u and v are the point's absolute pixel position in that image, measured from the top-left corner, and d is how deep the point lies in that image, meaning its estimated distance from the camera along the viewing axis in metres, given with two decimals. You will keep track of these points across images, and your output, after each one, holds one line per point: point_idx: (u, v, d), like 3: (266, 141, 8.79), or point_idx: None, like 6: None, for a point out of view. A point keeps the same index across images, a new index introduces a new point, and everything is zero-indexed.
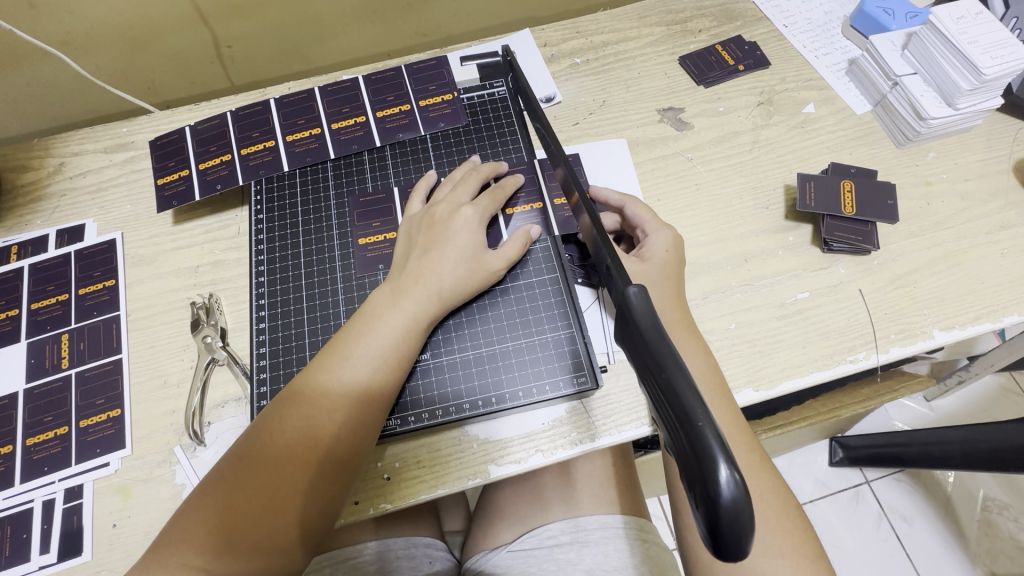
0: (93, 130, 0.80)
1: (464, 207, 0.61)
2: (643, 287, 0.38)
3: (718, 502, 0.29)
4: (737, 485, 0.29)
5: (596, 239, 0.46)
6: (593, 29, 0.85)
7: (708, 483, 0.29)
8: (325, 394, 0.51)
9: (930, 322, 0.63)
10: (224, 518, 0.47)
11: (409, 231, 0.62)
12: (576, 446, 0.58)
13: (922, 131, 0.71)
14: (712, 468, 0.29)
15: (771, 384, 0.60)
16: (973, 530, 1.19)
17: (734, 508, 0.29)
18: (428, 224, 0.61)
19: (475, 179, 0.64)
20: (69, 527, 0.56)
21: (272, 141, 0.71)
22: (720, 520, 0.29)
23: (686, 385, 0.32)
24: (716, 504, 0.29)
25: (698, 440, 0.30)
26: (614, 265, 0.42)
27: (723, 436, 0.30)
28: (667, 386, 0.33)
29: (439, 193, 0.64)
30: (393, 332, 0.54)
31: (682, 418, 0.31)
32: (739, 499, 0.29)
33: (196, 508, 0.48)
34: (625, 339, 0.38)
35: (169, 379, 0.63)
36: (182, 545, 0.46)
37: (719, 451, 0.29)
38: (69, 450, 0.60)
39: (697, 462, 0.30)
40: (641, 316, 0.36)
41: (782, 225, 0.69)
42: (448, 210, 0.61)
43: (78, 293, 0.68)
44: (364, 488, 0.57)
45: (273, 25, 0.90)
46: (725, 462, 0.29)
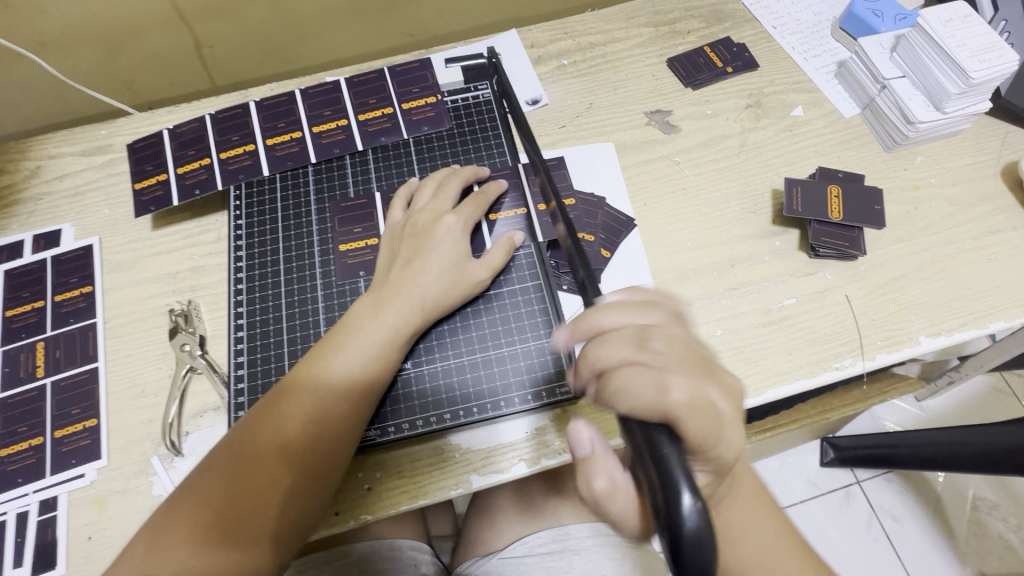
0: (70, 132, 0.79)
1: (446, 214, 0.60)
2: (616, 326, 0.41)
3: (682, 528, 0.31)
4: (699, 514, 0.32)
5: (571, 253, 0.49)
6: (581, 29, 0.84)
7: (674, 518, 0.32)
8: (301, 403, 0.50)
9: (916, 329, 0.63)
10: (189, 529, 0.45)
11: (391, 239, 0.61)
12: (560, 455, 0.57)
13: (910, 135, 0.70)
14: (677, 498, 0.32)
15: (757, 392, 0.60)
16: (962, 530, 1.20)
17: (697, 537, 0.31)
18: (410, 232, 0.60)
19: (458, 185, 0.63)
20: (44, 540, 0.55)
21: (252, 145, 0.69)
22: (684, 550, 0.31)
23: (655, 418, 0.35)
24: (681, 535, 0.31)
25: (666, 477, 0.33)
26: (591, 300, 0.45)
27: (687, 466, 0.33)
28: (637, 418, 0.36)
29: (421, 199, 0.63)
30: (371, 342, 0.53)
31: (650, 448, 0.34)
32: (702, 529, 0.32)
33: (162, 519, 0.46)
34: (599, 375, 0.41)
35: (147, 388, 0.62)
36: (143, 557, 0.45)
37: (682, 480, 0.32)
38: (44, 461, 0.59)
39: (662, 490, 0.33)
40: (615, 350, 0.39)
41: (769, 230, 0.69)
42: (430, 217, 0.60)
43: (55, 299, 0.67)
44: (345, 499, 0.56)
45: (255, 24, 0.88)
46: (688, 491, 0.32)
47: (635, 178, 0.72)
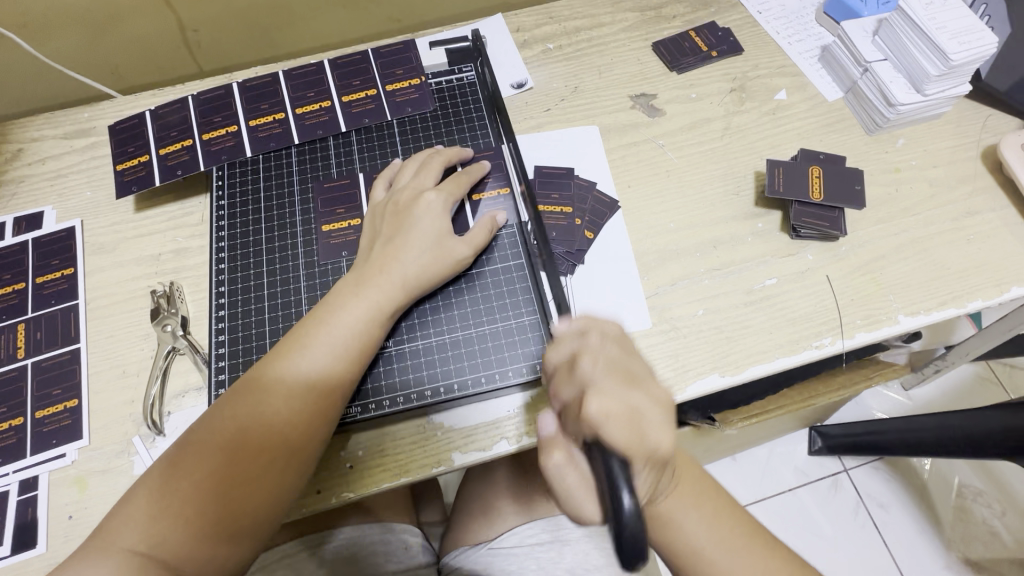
0: (52, 115, 0.78)
1: (427, 192, 0.60)
2: None
3: (620, 520, 0.35)
4: (635, 510, 0.35)
5: None
6: (567, 14, 0.84)
7: (615, 504, 0.35)
8: (281, 380, 0.50)
9: (895, 308, 0.63)
10: (168, 503, 0.46)
11: (373, 219, 0.61)
12: (541, 433, 0.57)
13: (891, 118, 0.71)
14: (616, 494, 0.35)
15: (737, 370, 0.60)
16: (947, 516, 1.21)
17: (631, 527, 0.34)
18: (391, 210, 0.60)
19: (440, 165, 0.63)
20: (24, 520, 0.55)
21: (235, 126, 0.69)
22: (622, 537, 0.34)
23: None
24: (620, 524, 0.35)
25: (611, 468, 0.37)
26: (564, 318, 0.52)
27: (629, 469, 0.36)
28: None
29: (403, 179, 0.63)
30: (352, 319, 0.53)
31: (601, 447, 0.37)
32: (636, 521, 0.35)
33: (141, 493, 0.47)
34: None
35: (128, 368, 0.62)
36: (122, 530, 0.45)
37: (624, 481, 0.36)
38: (24, 441, 0.59)
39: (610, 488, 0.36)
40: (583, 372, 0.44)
41: (752, 212, 0.69)
42: (411, 195, 0.60)
43: (36, 281, 0.67)
44: (327, 478, 0.56)
45: (240, 8, 0.88)
46: (627, 489, 0.35)
47: (620, 160, 0.73)
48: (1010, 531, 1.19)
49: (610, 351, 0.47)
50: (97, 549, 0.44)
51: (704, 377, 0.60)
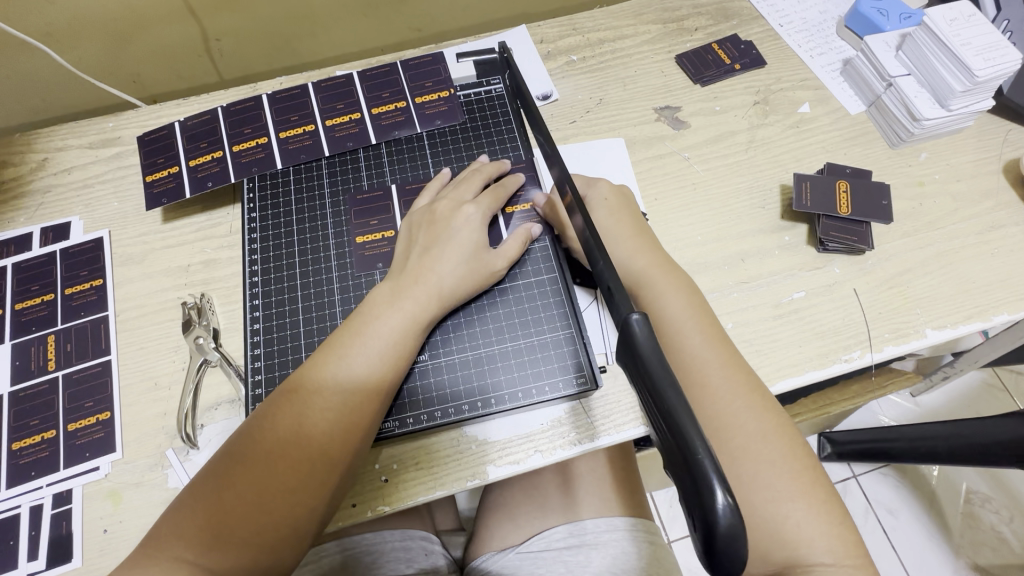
0: (77, 124, 0.78)
1: (465, 204, 0.61)
2: (645, 314, 0.36)
3: (714, 525, 0.28)
4: (733, 511, 0.29)
5: (586, 240, 0.45)
6: (590, 26, 0.85)
7: (706, 510, 0.29)
8: (322, 389, 0.51)
9: (922, 322, 0.64)
10: (214, 514, 0.46)
11: (409, 228, 0.61)
12: (575, 446, 0.58)
13: (915, 132, 0.72)
14: (709, 497, 0.29)
15: (767, 382, 0.61)
16: (957, 522, 1.22)
17: (731, 536, 0.28)
18: (429, 220, 0.60)
19: (478, 178, 0.64)
20: (58, 533, 0.55)
21: (265, 138, 0.69)
22: (717, 544, 0.29)
23: (687, 413, 0.31)
24: (713, 531, 0.29)
25: (695, 467, 0.30)
26: (617, 292, 0.39)
27: (719, 462, 0.30)
28: (667, 413, 0.32)
29: (441, 191, 0.64)
30: (390, 330, 0.54)
31: (679, 445, 0.31)
32: (735, 526, 0.29)
33: (186, 505, 0.47)
34: (625, 365, 0.36)
35: (160, 381, 0.62)
36: (170, 544, 0.45)
37: (716, 478, 0.29)
38: (57, 454, 0.59)
39: (695, 489, 0.29)
40: (643, 346, 0.35)
41: (778, 225, 0.70)
42: (449, 206, 0.61)
43: (65, 292, 0.67)
44: (363, 491, 0.56)
45: (264, 18, 0.88)
46: (722, 487, 0.29)
47: (646, 173, 0.73)
48: (1018, 537, 1.20)
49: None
50: (144, 557, 0.45)
51: None
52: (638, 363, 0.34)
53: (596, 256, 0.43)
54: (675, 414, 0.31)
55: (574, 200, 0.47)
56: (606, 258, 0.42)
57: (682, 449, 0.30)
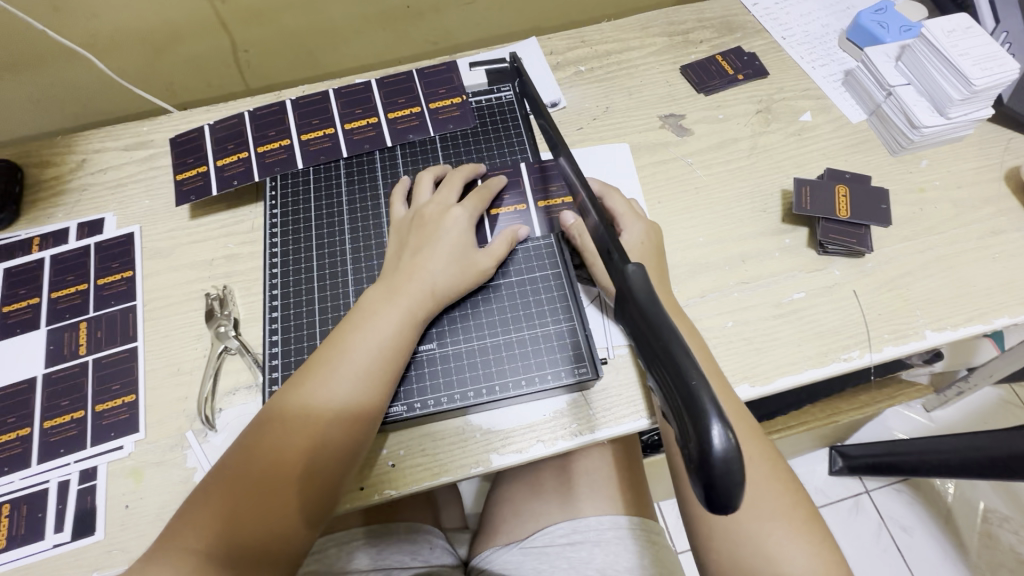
0: (113, 128, 0.83)
1: (452, 208, 0.64)
2: (642, 265, 0.37)
3: (710, 458, 0.27)
4: (731, 442, 0.27)
5: (601, 232, 0.44)
6: (598, 38, 0.88)
7: (701, 441, 0.28)
8: (325, 384, 0.53)
9: (922, 323, 0.65)
10: (226, 507, 0.48)
11: (398, 233, 0.64)
12: (576, 437, 0.59)
13: (915, 139, 0.73)
14: (705, 427, 0.28)
15: (767, 380, 0.62)
16: (973, 541, 1.19)
17: (728, 466, 0.27)
18: (418, 224, 0.63)
19: (460, 180, 0.67)
20: (84, 507, 0.58)
21: (288, 140, 0.73)
22: (716, 478, 0.27)
23: (683, 350, 0.31)
24: (710, 463, 0.27)
25: (692, 398, 0.29)
26: (615, 252, 0.40)
27: (718, 399, 0.29)
28: (663, 350, 0.31)
29: (423, 194, 0.66)
30: (389, 327, 0.56)
31: (675, 378, 0.30)
32: (732, 458, 0.27)
33: (198, 499, 0.49)
34: (623, 318, 0.36)
35: (183, 366, 0.65)
36: (186, 534, 0.47)
37: (714, 411, 0.28)
38: (84, 433, 0.62)
39: (691, 421, 0.28)
40: (638, 291, 0.35)
41: (779, 228, 0.71)
42: (436, 210, 0.64)
43: (97, 283, 0.71)
44: (371, 475, 0.58)
45: (290, 31, 0.93)
46: (717, 420, 0.28)
47: (650, 177, 0.76)
48: None
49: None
50: (168, 546, 0.47)
51: (735, 386, 0.62)
52: (633, 306, 0.35)
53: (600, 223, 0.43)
54: (669, 348, 0.31)
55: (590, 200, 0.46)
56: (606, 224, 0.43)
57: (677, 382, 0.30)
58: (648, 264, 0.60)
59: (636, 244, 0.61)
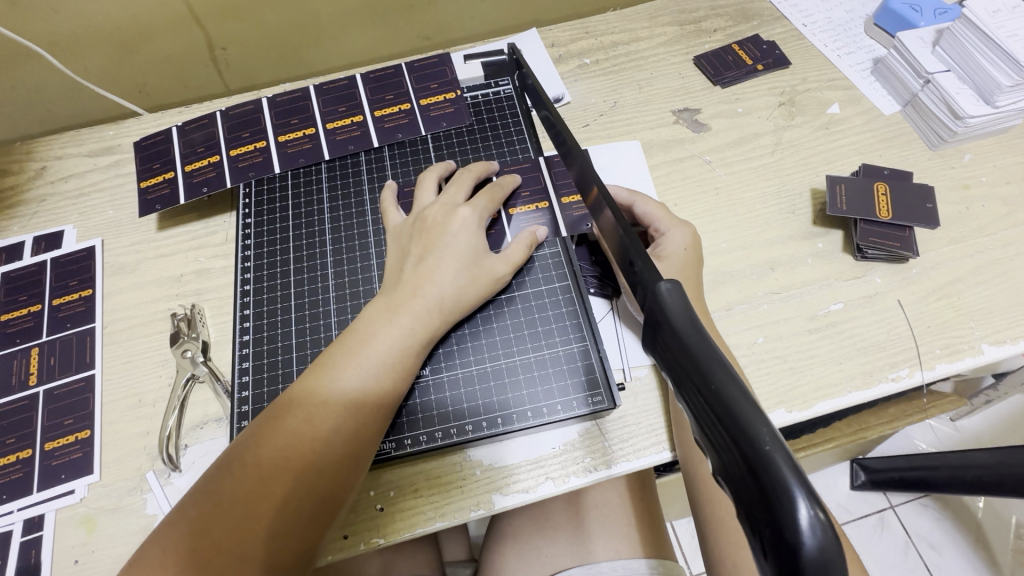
0: (77, 133, 0.76)
1: (459, 207, 0.56)
2: (676, 281, 0.29)
3: (797, 551, 0.20)
4: (823, 527, 0.20)
5: (621, 240, 0.36)
6: (603, 29, 0.82)
7: (780, 526, 0.20)
8: (308, 415, 0.45)
9: (978, 337, 0.58)
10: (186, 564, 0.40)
11: (399, 240, 0.57)
12: (590, 474, 0.52)
13: (959, 131, 0.66)
14: (785, 505, 0.20)
15: (806, 405, 0.55)
16: (1007, 561, 1.10)
17: (822, 561, 0.20)
18: (420, 228, 0.55)
19: (470, 178, 0.60)
20: (26, 563, 0.51)
21: (264, 142, 0.66)
22: None
23: (742, 395, 0.24)
24: (797, 556, 0.20)
25: (762, 462, 0.21)
26: (640, 262, 0.33)
27: (798, 463, 0.21)
28: (716, 397, 0.24)
29: (427, 197, 0.59)
30: (384, 348, 0.48)
31: (736, 435, 0.23)
32: (827, 548, 0.20)
33: (148, 554, 0.41)
34: (655, 348, 0.29)
35: (145, 397, 0.58)
36: None
37: (796, 482, 0.21)
38: (31, 476, 0.55)
39: (765, 497, 0.21)
40: (675, 316, 0.28)
41: (810, 231, 0.64)
42: (441, 212, 0.56)
43: (53, 303, 0.64)
44: (355, 521, 0.51)
45: (270, 27, 0.87)
46: (803, 496, 0.20)
47: (665, 177, 0.68)
48: None
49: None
50: None
51: (770, 413, 0.54)
52: (668, 333, 0.27)
53: (620, 230, 0.36)
54: (719, 392, 0.24)
55: (605, 200, 0.39)
56: (627, 230, 0.35)
57: (738, 439, 0.22)
58: (684, 276, 0.53)
59: (676, 250, 0.55)
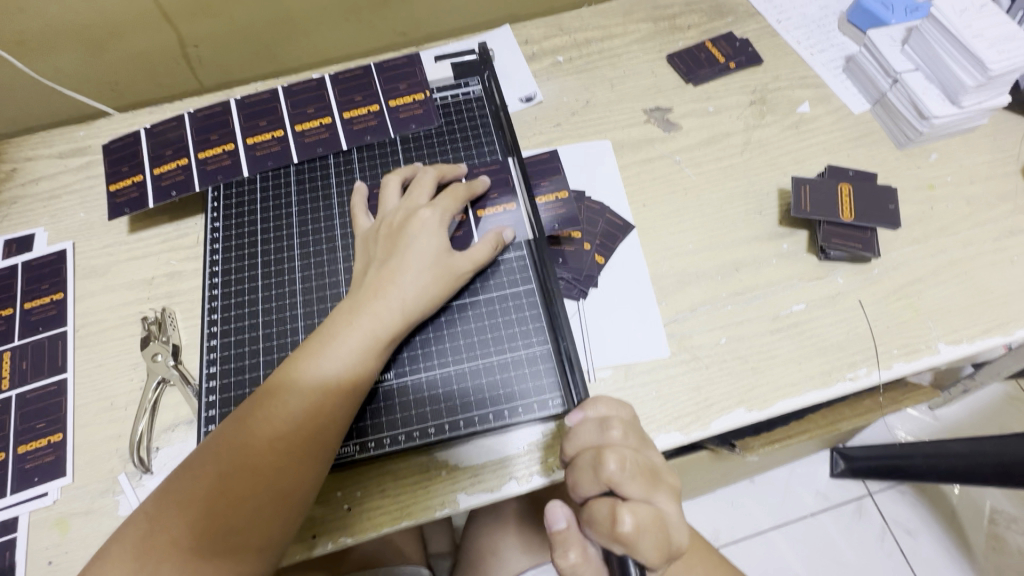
0: (47, 133, 0.76)
1: (422, 211, 0.57)
2: None
3: None
4: None
5: None
6: (577, 25, 0.81)
7: None
8: (278, 405, 0.47)
9: (935, 335, 0.59)
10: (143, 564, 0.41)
11: (364, 245, 0.57)
12: (553, 473, 0.53)
13: (924, 131, 0.67)
14: None
15: (765, 404, 0.56)
16: (980, 546, 1.13)
17: None
18: (385, 233, 0.56)
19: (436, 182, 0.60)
20: (1, 565, 0.52)
21: (233, 145, 0.66)
22: None
23: None
24: None
25: None
26: None
27: None
28: None
29: (391, 201, 0.59)
30: (356, 337, 0.50)
31: None
32: None
33: (115, 547, 0.42)
34: None
35: (116, 401, 0.59)
36: None
37: None
38: (4, 479, 0.56)
39: None
40: None
41: (775, 232, 0.65)
42: (405, 216, 0.57)
43: (25, 307, 0.64)
44: (322, 520, 0.52)
45: (242, 24, 0.86)
46: None
47: (634, 177, 0.69)
48: None
49: (631, 450, 0.44)
50: None
51: (729, 412, 0.56)
52: None
53: None
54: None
55: None
56: None
57: None
58: None
59: None
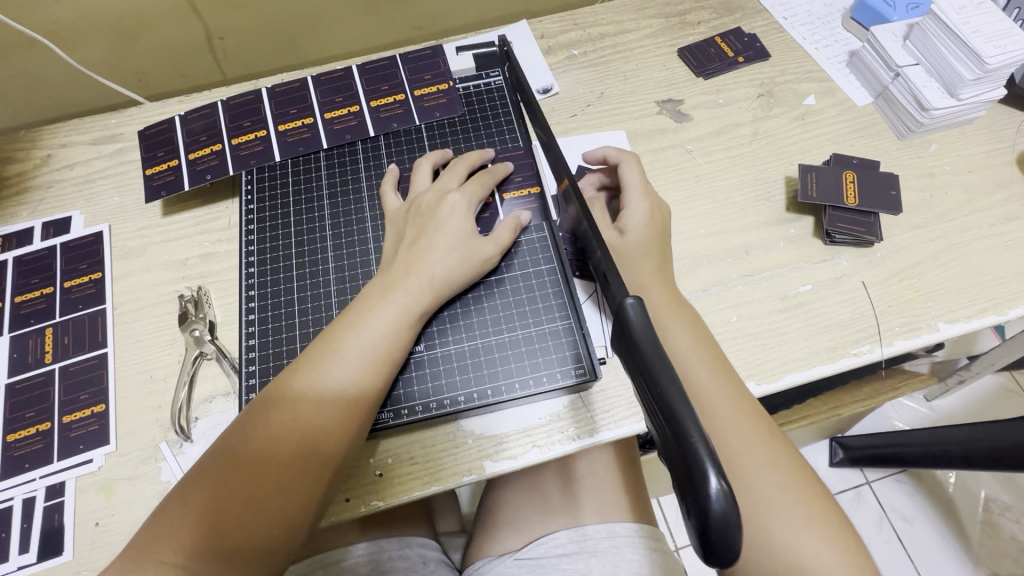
0: (81, 121, 0.78)
1: (450, 193, 0.60)
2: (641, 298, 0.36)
3: (707, 512, 0.28)
4: (726, 497, 0.28)
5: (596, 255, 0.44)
6: (591, 20, 0.84)
7: (699, 495, 0.28)
8: (322, 373, 0.49)
9: (934, 315, 0.62)
10: (200, 521, 0.44)
11: (395, 225, 0.60)
12: (575, 441, 0.56)
13: (924, 122, 0.70)
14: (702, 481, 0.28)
15: (774, 377, 0.59)
16: (974, 531, 1.17)
17: (724, 522, 0.28)
18: (415, 213, 0.59)
19: (461, 167, 0.63)
20: (50, 527, 0.54)
21: (264, 131, 0.69)
22: (709, 531, 0.28)
23: (680, 397, 0.31)
24: (708, 515, 0.28)
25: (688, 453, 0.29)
26: (613, 280, 0.39)
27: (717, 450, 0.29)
28: (661, 398, 0.31)
29: (420, 184, 0.62)
30: (392, 311, 0.52)
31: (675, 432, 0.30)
32: (729, 512, 0.28)
33: (175, 503, 0.45)
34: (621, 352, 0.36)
35: (155, 373, 0.61)
36: (157, 546, 0.44)
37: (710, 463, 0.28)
38: (50, 447, 0.58)
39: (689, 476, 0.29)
40: (638, 328, 0.34)
41: (783, 217, 0.68)
42: (434, 198, 0.60)
43: (64, 286, 0.67)
44: (356, 485, 0.55)
45: (267, 17, 0.89)
46: (714, 473, 0.28)
47: (648, 165, 0.72)
48: None
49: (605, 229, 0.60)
50: (135, 560, 0.43)
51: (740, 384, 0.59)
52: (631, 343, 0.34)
53: (595, 248, 0.44)
54: (675, 410, 0.30)
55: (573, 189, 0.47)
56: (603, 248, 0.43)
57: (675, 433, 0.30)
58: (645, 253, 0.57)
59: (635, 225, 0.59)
